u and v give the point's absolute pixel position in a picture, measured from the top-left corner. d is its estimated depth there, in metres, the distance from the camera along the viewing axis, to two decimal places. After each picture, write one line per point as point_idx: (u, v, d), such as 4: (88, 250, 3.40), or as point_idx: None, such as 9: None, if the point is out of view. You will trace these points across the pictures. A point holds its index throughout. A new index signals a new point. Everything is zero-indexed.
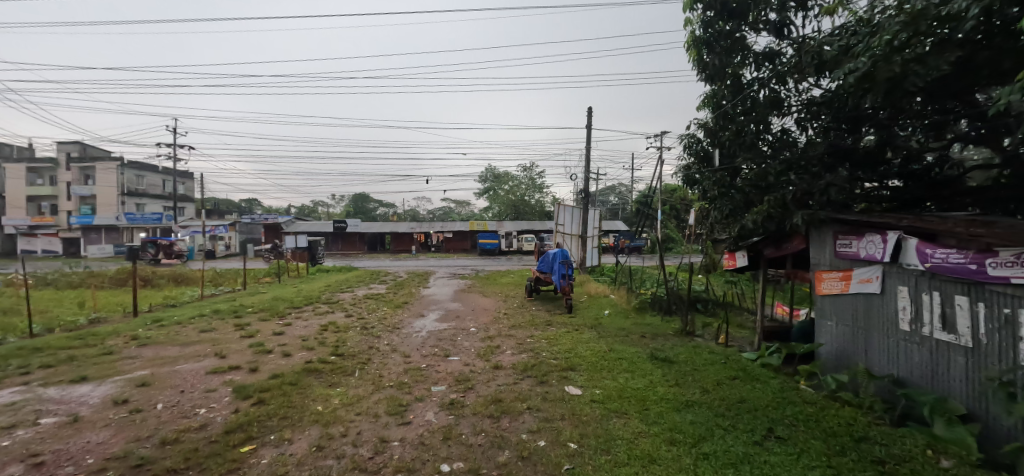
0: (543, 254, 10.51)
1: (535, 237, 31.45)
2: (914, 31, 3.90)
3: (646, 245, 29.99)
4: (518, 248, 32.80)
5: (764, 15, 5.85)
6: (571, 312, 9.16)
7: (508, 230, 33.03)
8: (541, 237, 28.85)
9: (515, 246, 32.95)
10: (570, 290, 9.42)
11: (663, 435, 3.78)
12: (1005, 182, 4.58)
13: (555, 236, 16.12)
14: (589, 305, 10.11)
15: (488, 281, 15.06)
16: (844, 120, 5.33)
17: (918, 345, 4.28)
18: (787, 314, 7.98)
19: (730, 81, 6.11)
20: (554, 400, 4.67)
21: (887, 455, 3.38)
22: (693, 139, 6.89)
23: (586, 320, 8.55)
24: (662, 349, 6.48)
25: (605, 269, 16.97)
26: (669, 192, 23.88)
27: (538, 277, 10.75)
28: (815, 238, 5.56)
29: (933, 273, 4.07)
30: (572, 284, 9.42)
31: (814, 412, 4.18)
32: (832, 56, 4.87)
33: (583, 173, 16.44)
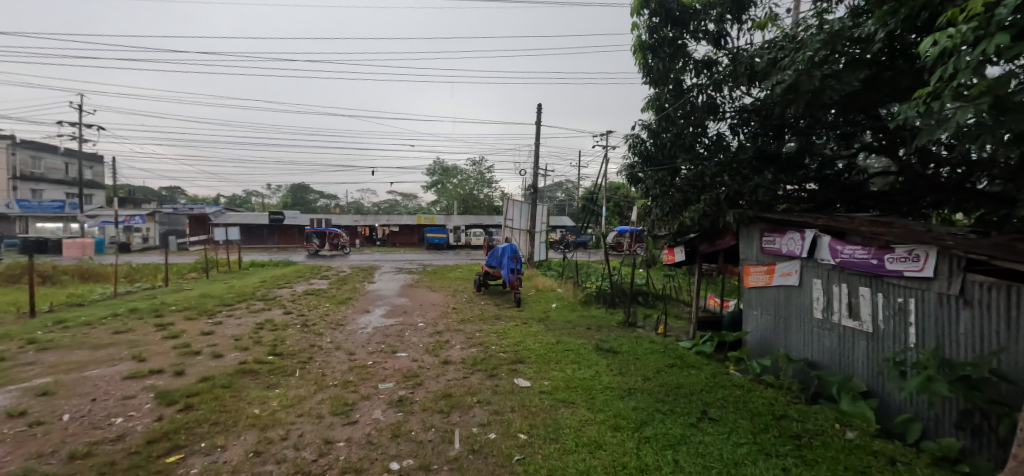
0: (492, 249, 10.57)
1: (484, 234, 31.38)
2: (831, 49, 4.39)
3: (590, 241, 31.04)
4: (465, 243, 32.44)
5: (703, 25, 6.23)
6: (519, 305, 9.31)
7: (456, 224, 32.73)
8: (491, 234, 28.84)
9: (463, 240, 32.65)
10: (518, 285, 9.54)
11: (608, 422, 3.96)
12: (899, 188, 5.19)
13: (504, 231, 16.21)
14: (537, 299, 10.27)
15: (435, 276, 14.89)
16: (770, 128, 5.81)
17: (829, 331, 4.81)
18: (718, 305, 8.64)
19: (673, 86, 6.44)
20: (503, 393, 4.73)
21: (803, 429, 3.80)
22: (637, 139, 7.20)
23: (534, 313, 8.70)
24: (607, 340, 6.78)
25: (551, 264, 17.33)
26: (614, 190, 24.79)
27: (487, 272, 10.76)
28: (742, 235, 6.03)
29: (843, 267, 4.58)
30: (521, 278, 9.60)
31: (742, 395, 4.57)
32: (762, 67, 5.31)
33: (532, 170, 16.61)
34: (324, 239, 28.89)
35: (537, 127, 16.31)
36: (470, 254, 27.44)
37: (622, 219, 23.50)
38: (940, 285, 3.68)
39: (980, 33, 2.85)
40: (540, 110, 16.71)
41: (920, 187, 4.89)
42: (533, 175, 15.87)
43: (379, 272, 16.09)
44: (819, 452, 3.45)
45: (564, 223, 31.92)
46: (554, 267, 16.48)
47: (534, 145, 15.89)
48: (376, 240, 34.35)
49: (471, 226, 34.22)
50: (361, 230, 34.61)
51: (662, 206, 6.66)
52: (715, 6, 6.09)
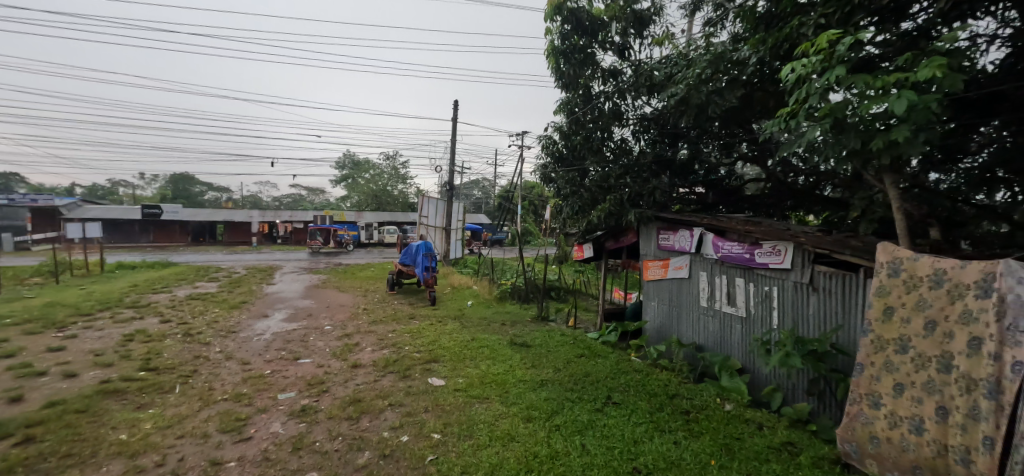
0: (406, 247, 10.25)
1: (399, 231, 30.37)
2: (715, 70, 5.00)
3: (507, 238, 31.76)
4: (379, 241, 31.06)
5: (610, 37, 6.65)
6: (435, 304, 9.18)
7: (369, 222, 31.20)
8: (407, 232, 27.96)
9: (377, 238, 31.24)
10: (434, 283, 9.39)
11: (521, 414, 4.07)
12: (767, 193, 6.04)
13: (419, 228, 15.81)
14: (452, 297, 10.21)
15: (345, 276, 14.04)
16: (666, 135, 6.39)
17: (712, 317, 5.44)
18: (622, 298, 9.35)
19: (582, 91, 6.80)
20: (417, 393, 4.63)
21: (691, 406, 4.28)
22: (550, 140, 7.48)
23: (449, 311, 8.64)
24: (521, 335, 6.97)
25: (467, 262, 17.34)
26: (529, 189, 25.53)
27: (400, 270, 10.43)
28: (642, 233, 6.56)
29: (723, 261, 5.21)
30: (436, 276, 9.48)
31: (641, 378, 5.01)
32: (660, 80, 5.84)
33: (448, 167, 16.40)
34: (327, 236, 28.25)
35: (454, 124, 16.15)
36: (383, 253, 26.35)
37: (536, 217, 24.34)
38: (796, 275, 4.38)
39: (825, 66, 3.51)
40: (456, 106, 16.46)
41: (783, 192, 5.72)
42: (449, 172, 15.63)
43: (278, 273, 14.67)
44: (703, 425, 3.92)
45: (481, 221, 32.15)
46: (469, 265, 16.49)
47: (450, 141, 15.65)
48: (277, 238, 31.34)
49: (386, 224, 32.89)
50: (258, 227, 31.31)
51: (572, 205, 7.03)
52: (620, 20, 6.54)
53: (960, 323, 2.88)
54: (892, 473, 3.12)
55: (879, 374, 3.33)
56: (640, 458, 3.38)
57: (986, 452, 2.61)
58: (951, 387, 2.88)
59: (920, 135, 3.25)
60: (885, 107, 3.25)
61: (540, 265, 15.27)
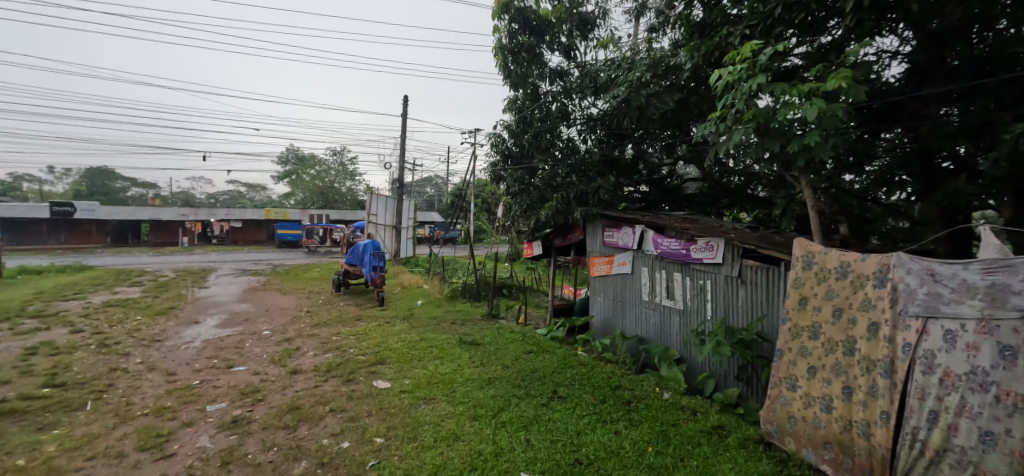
0: (353, 246, 9.92)
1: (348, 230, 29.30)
2: (654, 74, 5.22)
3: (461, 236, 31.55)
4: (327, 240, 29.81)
5: (556, 38, 6.77)
6: (383, 304, 8.95)
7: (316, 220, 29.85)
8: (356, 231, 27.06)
9: None
10: (382, 283, 9.15)
11: (467, 413, 4.07)
12: (704, 192, 6.39)
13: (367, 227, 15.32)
14: (402, 297, 10.01)
15: (286, 277, 13.34)
16: (612, 136, 6.59)
17: (653, 310, 5.70)
18: (571, 293, 9.58)
19: (530, 90, 6.87)
20: (360, 397, 4.49)
21: (632, 396, 4.47)
22: (499, 138, 7.51)
23: (398, 311, 8.48)
24: (470, 333, 6.96)
25: (418, 261, 17.05)
26: (481, 187, 25.52)
27: (347, 270, 10.08)
28: (588, 230, 6.73)
29: (662, 256, 5.47)
30: (385, 276, 9.24)
31: (586, 371, 5.15)
32: (604, 82, 6.02)
33: (398, 164, 16.01)
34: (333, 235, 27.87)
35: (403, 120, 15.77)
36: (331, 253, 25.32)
37: (489, 215, 24.41)
38: (727, 269, 4.66)
39: (749, 74, 3.78)
40: (406, 101, 16.04)
41: (718, 191, 6.06)
42: (399, 169, 15.27)
43: (212, 276, 13.63)
44: (643, 413, 4.11)
45: (434, 219, 31.75)
46: (420, 264, 16.21)
47: (400, 137, 15.24)
48: (212, 238, 29.17)
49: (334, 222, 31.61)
50: (191, 226, 28.99)
51: (521, 203, 7.10)
52: (566, 21, 6.68)
53: (862, 310, 3.20)
54: (806, 449, 3.41)
55: (795, 359, 3.62)
56: (581, 449, 3.48)
57: (883, 425, 2.93)
58: (854, 368, 3.19)
59: (829, 140, 3.56)
60: (800, 113, 3.54)
61: (492, 263, 15.32)
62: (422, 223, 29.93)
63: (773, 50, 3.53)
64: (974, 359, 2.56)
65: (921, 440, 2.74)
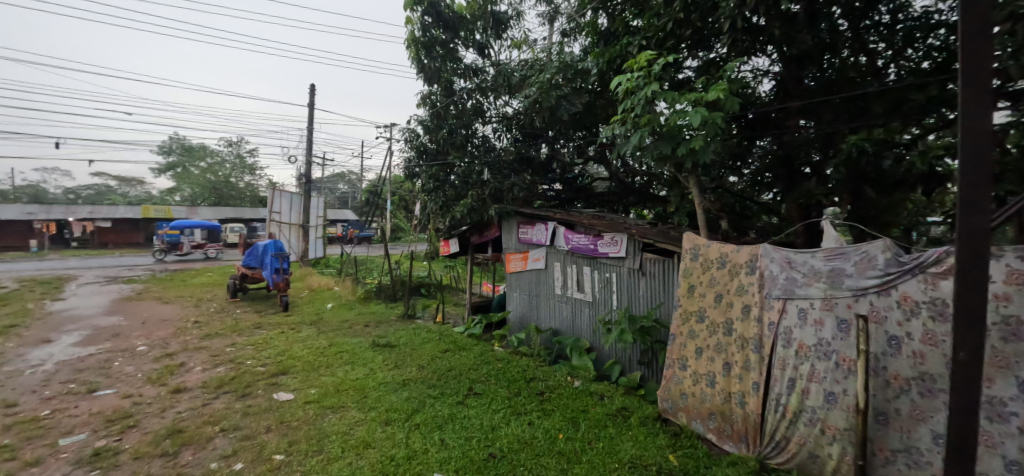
0: (251, 247, 9.04)
1: (248, 229, 26.63)
2: (563, 77, 5.46)
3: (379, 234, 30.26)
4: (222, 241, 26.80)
5: (471, 35, 6.78)
6: (287, 310, 8.28)
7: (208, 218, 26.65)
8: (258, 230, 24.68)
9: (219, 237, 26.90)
10: (286, 286, 8.48)
11: (379, 418, 3.92)
12: (611, 190, 6.83)
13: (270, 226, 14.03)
14: (310, 300, 9.36)
15: (169, 284, 11.73)
16: (526, 135, 6.76)
17: (565, 303, 5.96)
18: (489, 290, 9.70)
19: (445, 85, 6.80)
20: (257, 413, 4.11)
21: (546, 387, 4.65)
22: (413, 133, 7.33)
23: (305, 317, 7.90)
24: (385, 335, 6.72)
25: (330, 262, 16.02)
26: (399, 184, 24.74)
27: (244, 274, 9.16)
28: (504, 227, 6.84)
29: (572, 252, 5.75)
30: (289, 279, 8.56)
31: (502, 366, 5.25)
32: (517, 82, 6.17)
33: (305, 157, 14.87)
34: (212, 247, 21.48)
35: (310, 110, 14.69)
36: (228, 255, 22.79)
37: (407, 213, 23.79)
38: (630, 262, 5.04)
39: (644, 81, 4.11)
40: (313, 91, 14.89)
41: (623, 190, 6.51)
42: (306, 163, 14.20)
43: (67, 286, 11.50)
44: (554, 402, 4.30)
45: (349, 216, 30.12)
46: (332, 265, 15.27)
47: (307, 128, 14.17)
48: (71, 240, 24.61)
49: (231, 221, 28.47)
50: (41, 226, 24.14)
51: (436, 200, 7.00)
52: (480, 18, 6.70)
53: (737, 295, 3.65)
54: (695, 421, 3.81)
55: (685, 341, 4.03)
56: (496, 443, 3.53)
57: (754, 394, 3.37)
58: (731, 346, 3.63)
59: (712, 145, 3.99)
60: (686, 119, 3.92)
61: (410, 261, 14.94)
62: (334, 221, 28.23)
63: (663, 60, 3.87)
64: (819, 332, 3.07)
65: (782, 404, 3.20)
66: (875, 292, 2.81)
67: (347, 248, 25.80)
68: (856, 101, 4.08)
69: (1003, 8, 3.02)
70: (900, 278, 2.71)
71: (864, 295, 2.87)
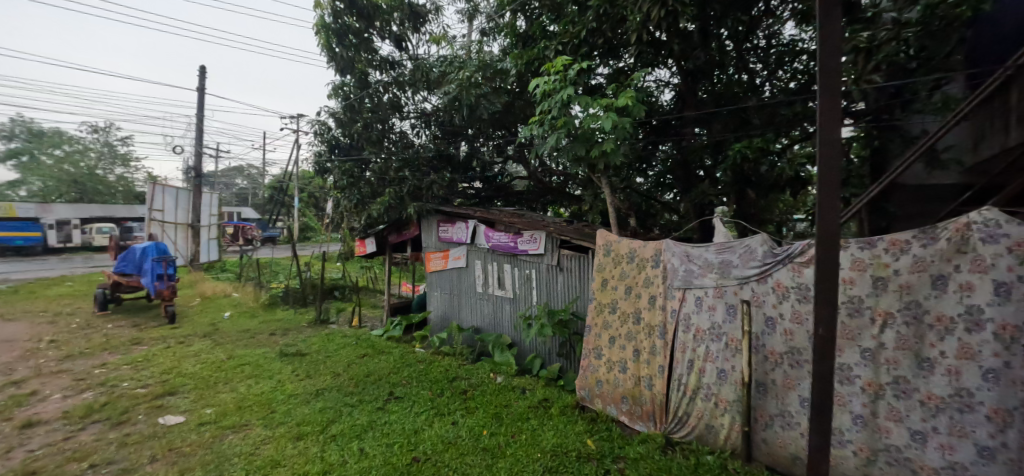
0: (125, 250, 7.81)
1: (121, 230, 22.91)
2: (483, 76, 5.49)
3: (287, 234, 27.86)
4: (85, 243, 22.74)
5: (387, 26, 6.52)
6: (174, 322, 7.30)
7: (64, 217, 22.42)
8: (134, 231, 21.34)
9: (81, 240, 22.79)
10: (171, 294, 7.47)
11: (290, 433, 3.62)
12: (530, 190, 7.01)
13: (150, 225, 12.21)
14: (201, 309, 8.33)
15: (8, 297, 9.65)
16: (446, 132, 6.67)
17: (487, 300, 6.01)
18: (409, 291, 9.45)
19: (359, 77, 6.47)
20: (138, 442, 3.56)
21: (470, 385, 4.65)
22: (323, 126, 6.85)
23: (196, 328, 7.02)
24: (294, 343, 6.23)
25: (226, 266, 14.37)
26: (308, 180, 23.03)
27: (116, 282, 7.88)
28: (424, 225, 6.69)
29: (493, 249, 5.81)
30: (176, 286, 7.58)
31: (424, 367, 5.14)
32: (436, 77, 6.08)
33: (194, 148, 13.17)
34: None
35: (199, 94, 13.03)
36: (95, 260, 19.40)
37: (319, 211, 22.25)
38: (548, 258, 5.22)
39: (561, 84, 4.28)
40: (203, 73, 13.22)
41: (541, 189, 6.72)
42: (194, 154, 12.58)
43: None
44: (478, 399, 4.32)
45: (250, 215, 27.34)
46: (229, 270, 13.71)
47: (197, 115, 12.58)
48: None
49: (97, 220, 24.24)
50: None
51: (350, 198, 6.62)
52: (397, 9, 6.46)
53: (644, 287, 3.96)
54: (610, 406, 4.06)
55: (600, 332, 4.28)
56: (419, 446, 3.45)
57: (660, 375, 3.69)
58: (640, 334, 3.93)
59: (621, 147, 4.27)
60: (599, 123, 4.15)
61: (321, 263, 14.00)
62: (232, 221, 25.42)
63: (578, 65, 4.07)
64: (712, 317, 3.43)
65: (684, 383, 3.54)
66: (755, 280, 3.22)
67: (249, 250, 23.38)
68: (740, 113, 4.64)
69: (848, 41, 3.62)
70: (775, 267, 3.12)
71: (747, 282, 3.27)
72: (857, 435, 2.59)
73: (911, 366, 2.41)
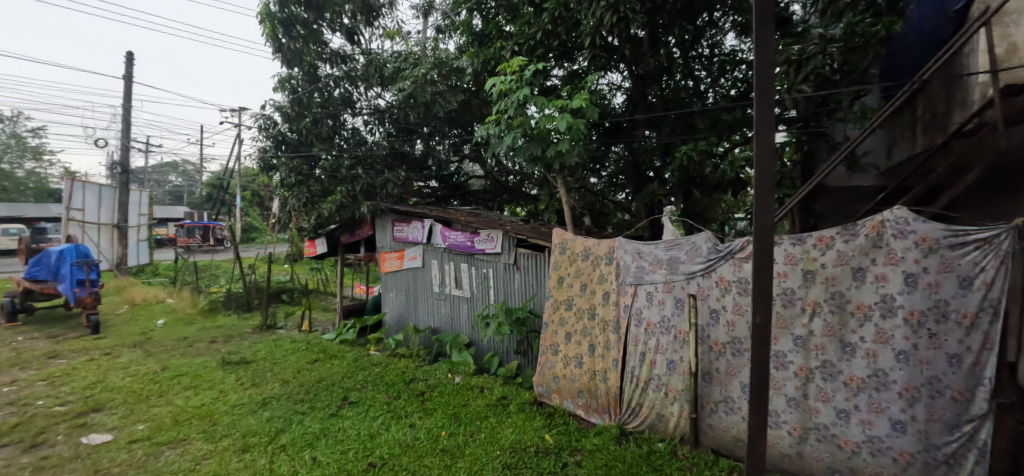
0: (37, 253, 7.03)
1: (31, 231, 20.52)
2: (438, 73, 5.44)
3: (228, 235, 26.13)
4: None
5: (338, 18, 6.28)
6: (97, 332, 6.66)
7: None
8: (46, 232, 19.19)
9: None
10: (94, 302, 6.81)
11: (234, 446, 3.42)
12: (487, 189, 7.02)
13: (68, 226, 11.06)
14: (130, 317, 7.66)
15: None
16: (401, 130, 6.54)
17: (444, 301, 5.95)
18: (363, 292, 9.18)
19: (307, 70, 6.19)
20: (58, 464, 3.22)
21: (427, 386, 4.59)
22: (269, 121, 6.50)
23: (125, 338, 6.45)
24: (237, 350, 5.87)
25: (159, 269, 13.28)
26: (252, 177, 21.74)
27: (26, 289, 7.07)
28: (378, 225, 6.53)
29: (450, 249, 5.77)
30: (101, 293, 6.93)
31: (379, 371, 5.02)
32: (390, 73, 5.94)
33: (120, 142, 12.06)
34: None
35: (125, 83, 11.94)
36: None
37: (264, 210, 21.06)
38: (505, 257, 5.25)
39: (518, 84, 4.31)
40: (130, 60, 12.12)
41: (498, 188, 6.74)
42: (120, 148, 11.52)
43: None
44: (435, 401, 4.28)
45: (186, 214, 25.40)
46: (161, 274, 12.66)
47: (122, 106, 11.53)
48: None
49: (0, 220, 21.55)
50: None
51: (298, 196, 6.33)
52: (348, 2, 6.25)
53: (598, 284, 4.08)
54: (567, 400, 4.16)
55: (557, 328, 4.36)
56: (376, 451, 3.36)
57: (614, 368, 3.83)
58: (595, 329, 4.05)
59: (575, 148, 4.37)
60: (555, 123, 4.23)
61: (267, 265, 13.28)
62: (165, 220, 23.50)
63: (534, 66, 4.11)
64: (662, 311, 3.60)
65: (636, 375, 3.70)
66: (700, 275, 3.41)
67: (185, 251, 21.71)
68: (686, 117, 4.89)
69: (781, 53, 3.91)
70: (717, 263, 3.32)
71: (693, 278, 3.46)
72: (791, 416, 2.80)
73: (836, 350, 2.65)
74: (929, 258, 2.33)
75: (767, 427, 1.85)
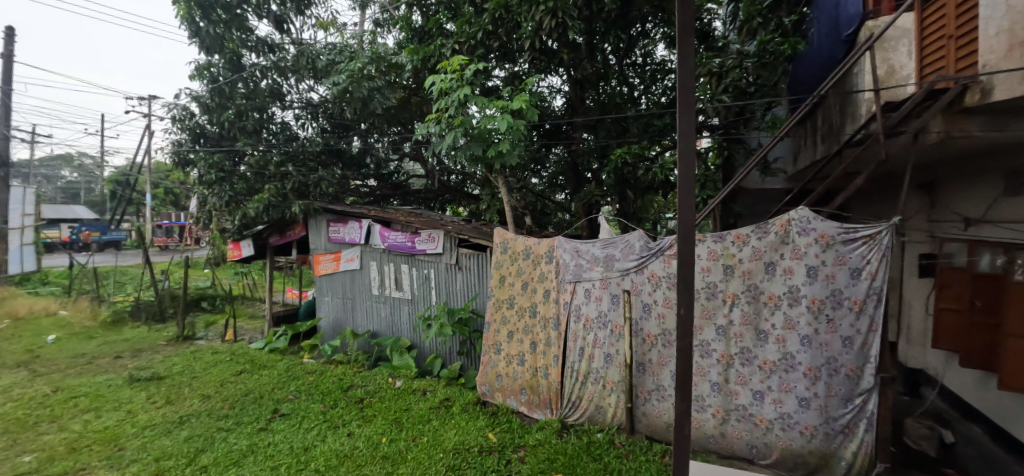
0: None
1: None
2: (376, 69, 5.27)
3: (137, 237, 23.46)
4: None
5: (265, 4, 5.87)
6: None
7: None
8: None
9: None
10: None
11: (146, 472, 3.09)
12: (428, 189, 6.92)
13: None
14: (10, 334, 6.64)
15: None
16: (336, 126, 6.27)
17: (383, 303, 5.79)
18: (295, 297, 8.66)
19: (230, 57, 5.72)
20: None
21: (365, 393, 4.45)
22: (184, 111, 5.93)
23: (4, 357, 5.60)
24: (147, 366, 5.31)
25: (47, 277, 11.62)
26: (165, 172, 19.69)
27: None
28: (312, 225, 6.20)
29: (389, 250, 5.61)
30: None
31: (314, 379, 4.77)
32: (324, 66, 5.68)
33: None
34: None
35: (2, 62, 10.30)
36: None
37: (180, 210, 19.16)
38: (447, 258, 5.20)
39: (459, 83, 4.28)
40: (7, 35, 10.48)
41: (439, 188, 6.67)
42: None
43: None
44: (374, 407, 4.15)
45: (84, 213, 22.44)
46: (51, 283, 11.10)
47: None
48: None
49: None
50: None
51: (219, 195, 5.83)
52: None
53: (539, 282, 4.17)
54: (510, 398, 4.21)
55: (499, 327, 4.40)
56: (311, 464, 3.19)
57: (555, 364, 3.94)
58: (536, 327, 4.14)
59: (516, 149, 4.43)
60: (496, 123, 4.26)
61: (183, 270, 12.09)
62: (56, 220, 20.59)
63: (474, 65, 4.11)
64: (599, 306, 3.76)
65: (576, 369, 3.83)
66: (634, 272, 3.61)
67: (83, 256, 19.15)
68: (620, 121, 5.14)
69: (703, 66, 4.23)
70: (649, 259, 3.53)
71: (627, 274, 3.64)
72: (715, 400, 3.04)
73: (752, 337, 2.92)
74: (826, 252, 2.65)
75: (691, 411, 1.97)
